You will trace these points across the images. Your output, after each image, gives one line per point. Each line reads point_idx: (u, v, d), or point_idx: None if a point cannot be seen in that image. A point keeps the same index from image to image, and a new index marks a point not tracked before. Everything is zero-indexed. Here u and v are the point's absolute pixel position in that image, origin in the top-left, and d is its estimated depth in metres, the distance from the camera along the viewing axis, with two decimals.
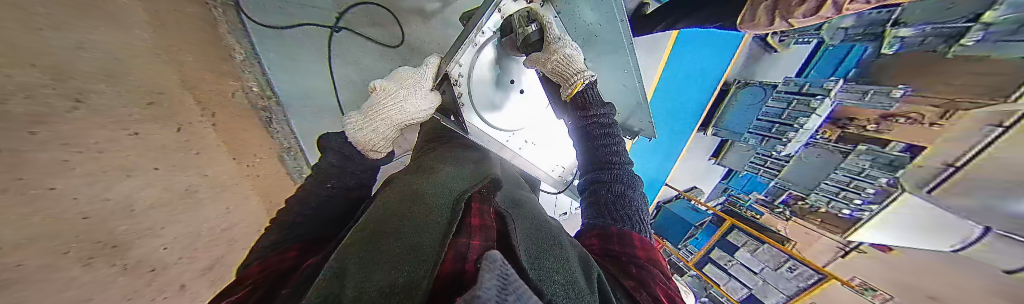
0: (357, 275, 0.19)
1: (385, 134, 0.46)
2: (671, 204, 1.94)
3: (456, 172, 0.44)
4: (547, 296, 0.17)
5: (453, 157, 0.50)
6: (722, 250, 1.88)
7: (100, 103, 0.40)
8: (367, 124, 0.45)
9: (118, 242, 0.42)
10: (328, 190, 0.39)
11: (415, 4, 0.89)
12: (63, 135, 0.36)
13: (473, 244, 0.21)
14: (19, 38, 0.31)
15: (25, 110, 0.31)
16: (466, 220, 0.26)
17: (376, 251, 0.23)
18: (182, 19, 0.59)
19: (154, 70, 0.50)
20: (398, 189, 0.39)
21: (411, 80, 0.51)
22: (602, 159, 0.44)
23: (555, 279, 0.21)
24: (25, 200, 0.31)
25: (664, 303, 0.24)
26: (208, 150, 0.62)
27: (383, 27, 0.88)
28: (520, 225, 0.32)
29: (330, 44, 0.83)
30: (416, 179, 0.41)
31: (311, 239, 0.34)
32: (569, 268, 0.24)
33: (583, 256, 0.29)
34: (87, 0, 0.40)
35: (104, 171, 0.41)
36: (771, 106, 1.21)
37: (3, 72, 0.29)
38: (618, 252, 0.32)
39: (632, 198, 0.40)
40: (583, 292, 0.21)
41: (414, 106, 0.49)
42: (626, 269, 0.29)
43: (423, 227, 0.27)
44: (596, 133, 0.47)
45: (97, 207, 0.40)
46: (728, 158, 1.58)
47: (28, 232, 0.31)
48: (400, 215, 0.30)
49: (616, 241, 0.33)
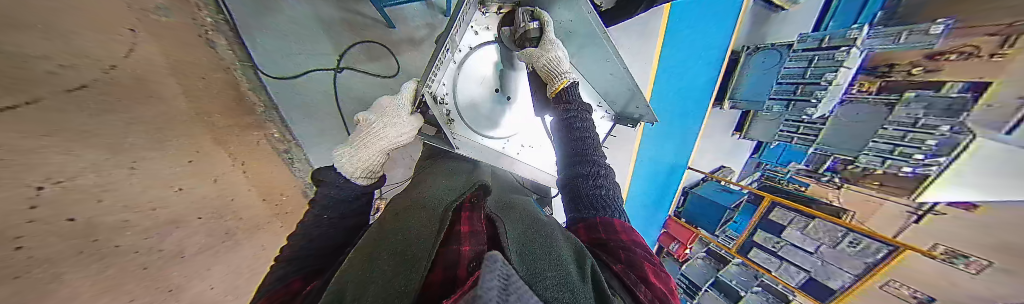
0: (358, 292, 0.20)
1: (374, 161, 0.49)
2: (699, 188, 1.79)
3: (445, 183, 0.46)
4: (539, 289, 0.18)
5: (447, 169, 0.54)
6: (767, 232, 1.68)
7: (151, 167, 0.47)
8: (355, 154, 0.48)
9: (171, 287, 0.48)
10: (318, 220, 0.41)
11: (404, 35, 0.95)
12: (125, 199, 0.42)
13: (463, 251, 0.25)
14: (80, 124, 0.37)
15: (94, 181, 0.38)
16: (456, 229, 0.30)
17: (373, 266, 0.24)
18: (211, 84, 0.67)
19: (193, 132, 0.58)
20: (393, 207, 0.41)
21: (392, 106, 0.52)
22: (580, 152, 0.43)
23: (550, 273, 0.21)
24: (97, 258, 0.37)
25: (650, 282, 0.27)
26: (240, 196, 0.69)
27: (380, 61, 0.94)
28: (512, 226, 0.33)
29: (336, 84, 0.90)
30: (406, 194, 0.44)
31: (310, 271, 0.35)
32: (562, 259, 0.24)
33: (576, 247, 0.30)
34: (142, 84, 0.48)
35: (160, 225, 0.48)
36: (790, 67, 1.10)
37: (65, 150, 0.34)
38: (608, 241, 0.32)
39: (609, 188, 0.40)
40: (577, 283, 0.21)
41: (397, 129, 0.51)
42: (615, 255, 0.30)
43: (418, 238, 0.28)
44: (574, 125, 0.45)
45: (156, 256, 0.46)
46: (754, 130, 1.43)
47: (102, 284, 0.37)
48: (393, 228, 0.32)
49: (602, 229, 0.35)
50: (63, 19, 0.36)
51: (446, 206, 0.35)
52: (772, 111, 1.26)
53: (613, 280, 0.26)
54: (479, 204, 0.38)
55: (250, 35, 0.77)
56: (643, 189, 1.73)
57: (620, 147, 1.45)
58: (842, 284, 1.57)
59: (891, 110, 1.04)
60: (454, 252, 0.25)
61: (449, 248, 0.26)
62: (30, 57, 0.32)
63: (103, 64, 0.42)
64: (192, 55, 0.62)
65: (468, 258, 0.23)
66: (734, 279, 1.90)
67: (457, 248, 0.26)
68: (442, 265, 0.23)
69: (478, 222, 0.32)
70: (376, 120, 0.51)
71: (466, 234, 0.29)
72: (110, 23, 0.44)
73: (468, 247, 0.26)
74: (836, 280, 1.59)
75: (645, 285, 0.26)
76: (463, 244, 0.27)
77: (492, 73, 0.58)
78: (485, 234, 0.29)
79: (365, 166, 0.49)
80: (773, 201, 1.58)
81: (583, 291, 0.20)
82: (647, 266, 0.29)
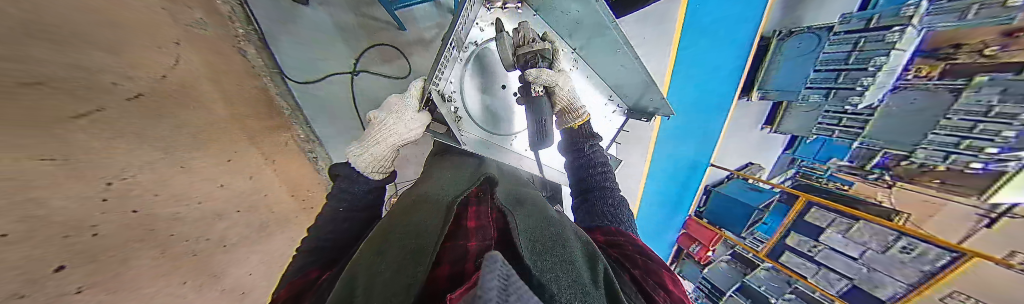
0: (367, 284, 0.21)
1: (383, 155, 0.51)
2: (724, 186, 1.67)
3: (452, 177, 0.46)
4: (548, 289, 0.18)
5: (454, 164, 0.54)
6: (803, 235, 1.53)
7: (198, 165, 0.53)
8: (366, 149, 0.50)
9: (214, 272, 0.55)
10: (336, 212, 0.44)
11: (415, 37, 0.97)
12: (177, 194, 0.48)
13: (471, 246, 0.25)
14: (140, 128, 0.42)
15: (150, 178, 0.43)
16: (463, 224, 0.30)
17: (382, 259, 0.25)
18: (245, 90, 0.74)
19: (231, 135, 0.64)
20: (402, 200, 0.42)
21: (400, 103, 0.54)
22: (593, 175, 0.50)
23: (559, 274, 0.21)
24: (156, 245, 0.43)
25: (668, 290, 0.26)
26: (272, 191, 0.76)
27: (393, 63, 0.97)
28: (521, 221, 0.33)
29: (352, 87, 0.94)
30: (414, 189, 0.45)
31: (325, 262, 0.38)
32: (570, 259, 0.24)
33: (587, 248, 0.29)
34: (189, 92, 0.54)
35: (207, 217, 0.54)
36: (830, 52, 0.98)
37: (125, 151, 0.40)
38: (626, 246, 0.34)
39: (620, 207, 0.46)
40: (587, 284, 0.20)
41: (407, 125, 0.53)
42: (634, 261, 0.31)
43: (426, 232, 0.29)
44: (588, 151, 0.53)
45: (203, 244, 0.52)
46: (788, 123, 1.28)
47: (157, 269, 0.43)
48: (401, 222, 0.33)
49: (616, 234, 0.38)
50: (124, 36, 0.43)
51: (452, 201, 0.36)
52: (810, 101, 1.13)
53: (627, 283, 0.25)
54: (486, 200, 0.38)
55: (276, 43, 0.83)
56: (659, 188, 1.67)
57: (636, 144, 1.41)
58: (892, 295, 1.41)
59: (957, 96, 0.89)
60: (462, 247, 0.25)
61: (456, 243, 0.26)
62: (97, 70, 0.37)
63: (157, 73, 0.48)
64: (228, 64, 0.69)
65: (475, 254, 0.24)
66: (763, 283, 1.78)
67: (463, 243, 0.26)
68: (449, 259, 0.23)
69: (485, 218, 0.32)
70: (386, 117, 0.53)
71: (473, 230, 0.29)
72: (160, 38, 0.50)
73: (475, 242, 0.26)
74: (884, 290, 1.42)
75: (662, 293, 0.25)
76: (470, 240, 0.27)
77: (484, 70, 0.57)
78: (493, 230, 0.30)
79: (374, 163, 0.51)
80: (808, 200, 1.43)
81: (593, 294, 0.19)
82: (663, 275, 0.29)
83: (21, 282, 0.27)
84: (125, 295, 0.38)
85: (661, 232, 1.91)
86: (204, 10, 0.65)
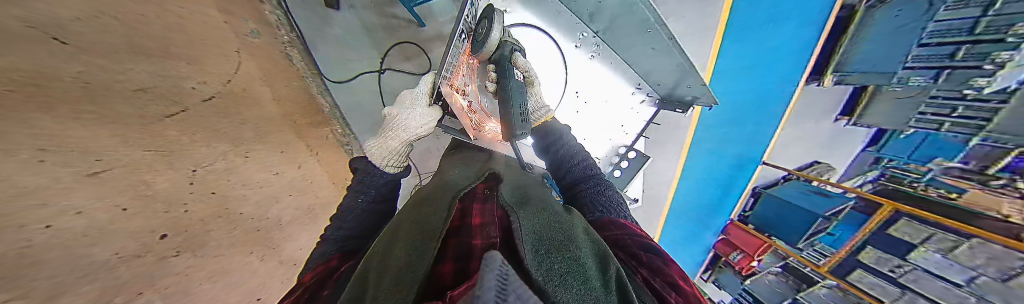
0: (378, 281, 0.22)
1: (396, 150, 0.54)
2: (777, 188, 1.42)
3: (463, 172, 0.48)
4: (551, 291, 0.17)
5: (463, 159, 0.56)
6: (883, 250, 1.27)
7: (260, 156, 0.63)
8: (381, 144, 0.54)
9: (270, 245, 0.66)
10: (359, 201, 0.48)
11: (435, 32, 0.99)
12: (245, 179, 0.58)
13: (475, 243, 0.25)
14: (215, 125, 0.52)
15: (224, 166, 0.53)
16: (468, 221, 0.31)
17: (392, 257, 0.26)
18: (292, 91, 0.84)
19: (284, 130, 0.75)
20: (415, 194, 0.45)
21: (410, 99, 0.56)
22: (574, 173, 0.56)
23: (564, 276, 0.20)
24: (229, 221, 0.54)
25: (682, 289, 0.25)
26: (317, 179, 0.88)
27: (415, 61, 1.02)
28: (527, 219, 0.32)
29: (380, 85, 1.01)
30: (425, 185, 0.46)
31: (344, 251, 0.41)
32: (576, 259, 0.23)
33: (596, 248, 0.28)
34: (252, 95, 0.64)
35: (267, 199, 0.64)
36: (952, 20, 0.74)
37: (204, 144, 0.49)
38: (627, 241, 0.34)
39: (608, 193, 0.50)
40: (595, 286, 0.19)
41: (417, 120, 0.55)
42: (639, 259, 0.30)
43: (431, 228, 0.30)
44: (558, 153, 0.60)
45: (263, 222, 0.64)
46: (878, 113, 1.02)
47: (230, 239, 0.54)
48: (411, 219, 0.34)
49: (613, 227, 0.39)
50: (193, 45, 0.50)
51: (453, 197, 0.36)
52: (910, 85, 0.88)
53: (640, 283, 0.24)
54: (492, 196, 0.38)
55: (315, 46, 0.92)
56: (696, 185, 1.52)
57: (670, 138, 1.30)
58: None
59: None
60: (466, 244, 0.26)
61: (460, 240, 0.26)
62: (178, 77, 0.46)
63: (224, 78, 0.57)
64: (278, 68, 0.80)
65: (479, 250, 0.24)
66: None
67: (468, 239, 0.26)
68: (453, 255, 0.23)
69: (489, 215, 0.32)
70: (399, 111, 0.55)
71: (478, 227, 0.29)
72: (224, 48, 0.59)
73: (479, 240, 0.26)
74: None
75: (673, 290, 0.24)
76: (474, 237, 0.27)
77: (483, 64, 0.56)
78: (497, 227, 0.30)
79: (389, 155, 0.54)
80: (895, 209, 1.16)
81: (602, 296, 0.18)
82: (675, 273, 0.27)
83: (118, 246, 0.35)
84: (208, 259, 0.49)
85: (697, 234, 1.76)
86: (256, 21, 0.75)
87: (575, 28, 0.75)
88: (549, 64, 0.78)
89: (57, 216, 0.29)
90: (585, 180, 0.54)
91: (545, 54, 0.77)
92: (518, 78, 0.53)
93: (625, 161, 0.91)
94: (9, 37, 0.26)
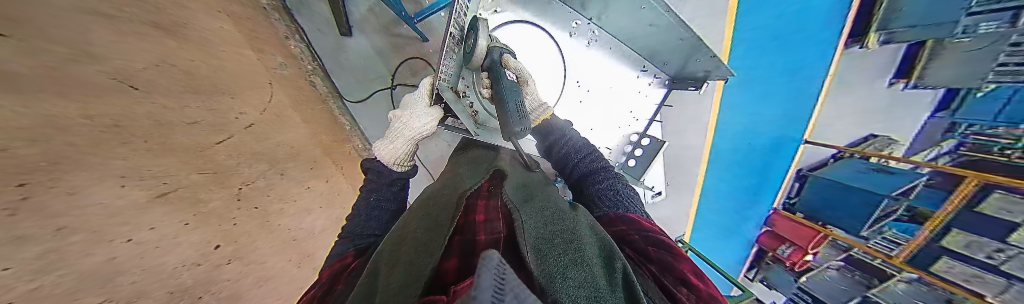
0: (388, 275, 0.23)
1: (403, 149, 0.57)
2: (825, 169, 1.23)
3: (470, 171, 0.48)
4: (555, 292, 0.16)
5: (472, 158, 0.56)
6: (975, 232, 1.06)
7: (293, 173, 0.71)
8: (389, 145, 0.57)
9: (306, 253, 0.73)
10: (375, 205, 0.52)
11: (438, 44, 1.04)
12: (281, 195, 0.65)
13: (479, 239, 0.26)
14: (254, 147, 0.59)
15: (264, 183, 0.60)
16: (473, 218, 0.31)
17: (400, 254, 0.27)
18: (317, 113, 0.93)
19: (312, 148, 0.83)
20: (423, 193, 0.46)
21: (413, 102, 0.60)
22: (581, 163, 0.55)
23: (568, 275, 0.20)
24: (271, 232, 0.61)
25: (692, 283, 0.24)
26: (342, 190, 0.96)
27: (422, 74, 1.07)
28: (531, 216, 0.32)
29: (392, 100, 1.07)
30: (430, 188, 0.47)
31: (360, 250, 0.44)
32: (583, 256, 0.23)
33: (602, 242, 0.27)
34: (285, 119, 0.73)
35: (299, 212, 0.71)
36: None
37: (247, 165, 0.56)
38: (636, 236, 0.33)
39: (617, 185, 0.48)
40: (601, 285, 0.19)
41: (421, 119, 0.58)
42: (649, 255, 0.29)
43: (436, 224, 0.31)
44: (561, 149, 0.59)
45: (299, 232, 0.71)
46: (940, 73, 0.87)
47: (271, 248, 0.61)
48: (420, 217, 0.36)
49: (619, 222, 0.37)
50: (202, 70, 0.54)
51: (460, 195, 0.37)
52: (978, 34, 0.74)
53: (651, 282, 0.23)
54: (497, 194, 0.38)
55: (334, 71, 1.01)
56: (726, 172, 1.40)
57: (691, 122, 1.22)
58: None
59: None
60: (470, 240, 0.26)
61: (464, 239, 0.27)
62: (223, 108, 0.53)
63: (260, 106, 0.64)
64: (304, 94, 0.89)
65: (482, 248, 0.24)
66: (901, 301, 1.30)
67: (472, 236, 0.27)
68: (456, 251, 0.24)
69: (493, 211, 0.33)
70: (404, 113, 0.59)
71: (481, 224, 0.30)
72: (259, 81, 0.67)
73: (483, 236, 0.27)
74: None
75: (686, 288, 0.23)
76: (480, 233, 0.28)
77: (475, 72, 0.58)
78: (502, 220, 0.31)
79: (396, 156, 0.56)
80: (982, 183, 0.98)
81: (608, 295, 0.18)
82: (687, 269, 0.26)
83: (181, 257, 0.41)
84: (254, 266, 0.55)
85: (735, 225, 1.60)
86: (284, 55, 0.85)
87: (569, 17, 0.75)
88: (548, 59, 0.78)
89: (133, 231, 0.35)
90: (595, 170, 0.52)
91: (541, 50, 0.77)
92: (510, 80, 0.54)
93: (638, 150, 0.88)
94: (91, 86, 0.32)
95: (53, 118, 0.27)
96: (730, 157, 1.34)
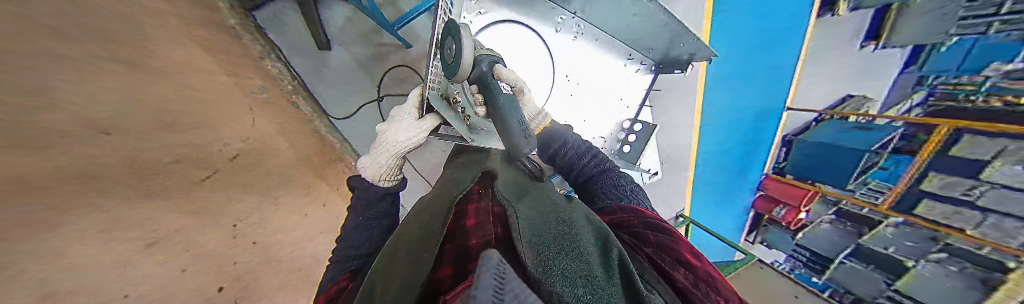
0: (380, 288, 0.22)
1: (387, 164, 0.57)
2: (811, 132, 1.28)
3: (460, 177, 0.48)
4: (551, 281, 0.16)
5: (466, 162, 0.56)
6: (948, 173, 1.13)
7: (286, 200, 0.68)
8: (372, 160, 0.56)
9: (310, 280, 0.71)
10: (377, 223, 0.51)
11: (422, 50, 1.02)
12: (275, 225, 0.62)
13: (473, 243, 0.26)
14: (242, 180, 0.57)
15: (257, 216, 0.58)
16: (465, 223, 0.31)
17: (393, 267, 0.26)
18: (303, 134, 0.90)
19: (302, 171, 0.80)
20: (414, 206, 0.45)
21: (400, 115, 0.59)
22: (587, 170, 0.55)
23: (564, 264, 0.20)
24: (271, 264, 0.59)
25: (686, 261, 0.25)
26: (339, 211, 0.93)
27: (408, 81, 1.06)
28: (525, 213, 0.32)
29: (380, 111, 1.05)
30: (421, 200, 0.47)
31: (353, 273, 0.42)
32: (576, 246, 0.23)
33: (596, 233, 0.28)
34: (269, 145, 0.70)
35: (297, 241, 0.69)
36: None
37: (237, 199, 0.54)
38: (636, 222, 0.34)
39: (623, 183, 0.50)
40: (596, 271, 0.19)
41: (406, 134, 0.57)
42: (645, 238, 0.30)
43: (427, 234, 0.30)
44: (565, 157, 0.59)
45: (300, 260, 0.69)
46: (905, 32, 0.98)
47: (275, 281, 0.59)
48: (411, 229, 0.35)
49: (621, 211, 0.39)
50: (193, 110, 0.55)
51: (451, 202, 0.37)
52: None
53: (645, 265, 0.24)
54: (488, 196, 0.39)
55: (315, 87, 0.97)
56: (719, 145, 1.43)
57: (679, 102, 1.24)
58: None
59: None
60: (462, 245, 0.26)
61: (455, 244, 0.27)
62: (203, 143, 0.51)
63: (243, 136, 0.62)
64: (287, 115, 0.85)
65: (476, 250, 0.24)
66: (891, 244, 1.38)
67: (465, 240, 0.27)
68: (449, 258, 0.24)
69: (483, 213, 0.33)
70: (390, 126, 0.58)
71: (472, 228, 0.30)
72: (238, 108, 0.64)
73: (476, 239, 0.27)
74: None
75: (681, 267, 0.24)
76: (472, 237, 0.28)
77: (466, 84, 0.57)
78: (493, 221, 0.31)
79: (381, 171, 0.57)
80: (956, 127, 1.03)
81: (605, 281, 0.18)
82: (682, 249, 0.27)
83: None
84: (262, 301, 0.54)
85: (732, 195, 1.65)
86: (262, 78, 0.81)
87: (552, 12, 0.74)
88: (535, 57, 0.78)
89: (129, 285, 0.33)
90: (600, 173, 0.54)
91: (528, 48, 0.77)
92: (504, 91, 0.51)
93: (632, 135, 0.89)
94: (64, 135, 0.30)
95: (25, 176, 0.25)
96: (723, 131, 1.37)
